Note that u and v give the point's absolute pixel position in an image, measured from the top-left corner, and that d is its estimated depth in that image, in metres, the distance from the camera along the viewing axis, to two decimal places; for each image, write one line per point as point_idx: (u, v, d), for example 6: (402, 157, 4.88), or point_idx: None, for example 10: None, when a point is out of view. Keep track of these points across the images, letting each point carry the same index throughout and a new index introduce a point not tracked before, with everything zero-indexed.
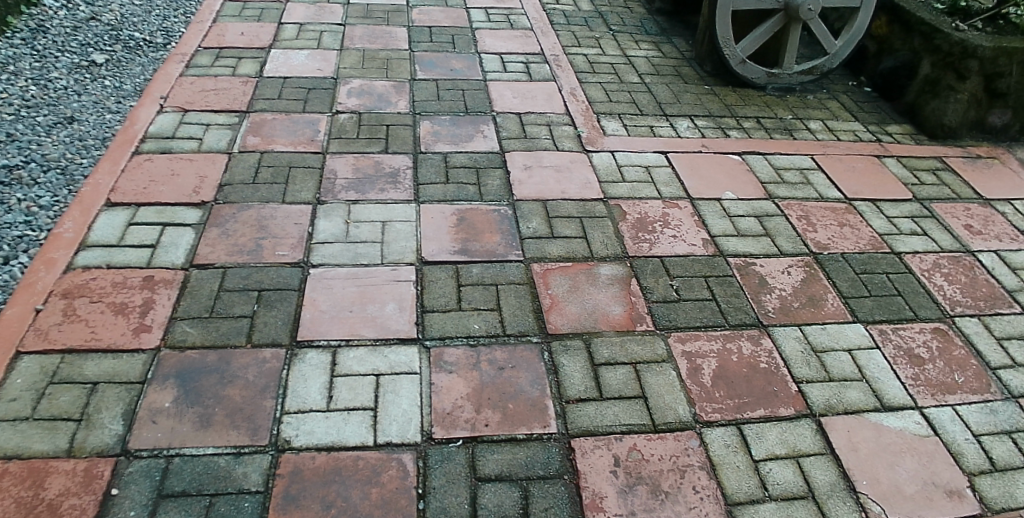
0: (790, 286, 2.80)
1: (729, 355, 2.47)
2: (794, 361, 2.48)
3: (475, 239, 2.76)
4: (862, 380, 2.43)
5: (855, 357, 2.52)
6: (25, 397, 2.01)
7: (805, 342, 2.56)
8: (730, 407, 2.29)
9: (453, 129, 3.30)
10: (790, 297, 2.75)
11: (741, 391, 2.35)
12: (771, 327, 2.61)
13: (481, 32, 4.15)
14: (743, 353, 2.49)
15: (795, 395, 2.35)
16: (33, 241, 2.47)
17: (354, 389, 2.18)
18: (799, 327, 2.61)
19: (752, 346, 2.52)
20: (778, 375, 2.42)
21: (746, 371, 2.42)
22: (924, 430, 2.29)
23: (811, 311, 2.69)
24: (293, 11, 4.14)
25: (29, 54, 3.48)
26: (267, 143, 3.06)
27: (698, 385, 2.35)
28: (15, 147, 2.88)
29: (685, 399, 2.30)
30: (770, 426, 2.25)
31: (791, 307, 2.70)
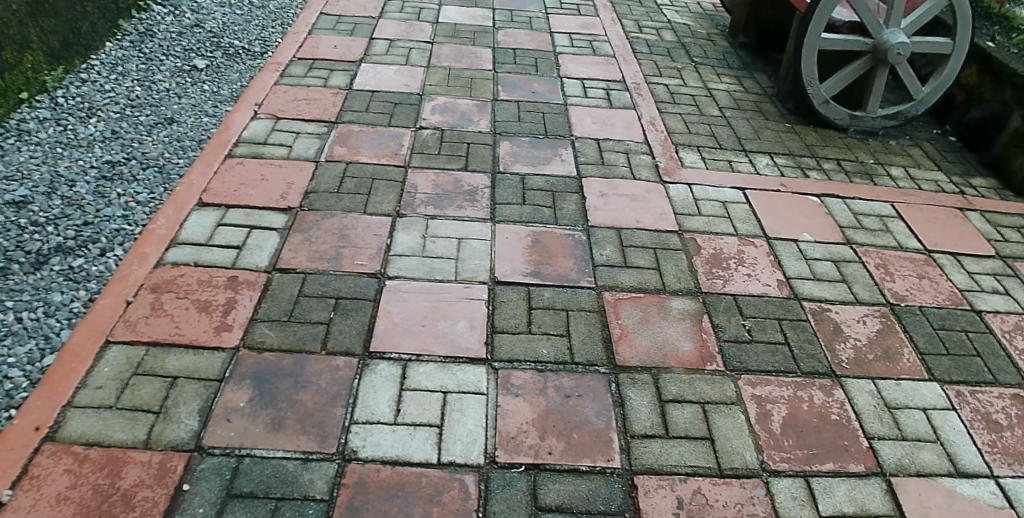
0: (865, 336, 2.69)
1: (800, 403, 2.38)
2: (867, 415, 2.37)
3: (549, 262, 2.74)
4: (936, 442, 2.31)
5: (930, 417, 2.40)
6: (110, 386, 2.09)
7: (878, 396, 2.45)
8: (798, 457, 2.20)
9: (532, 151, 3.30)
10: (865, 348, 2.64)
11: (810, 442, 2.25)
12: (844, 378, 2.50)
13: (565, 56, 4.16)
14: (814, 401, 2.40)
15: (866, 452, 2.25)
16: (129, 235, 2.56)
17: (422, 405, 2.17)
18: (873, 381, 2.50)
19: (824, 396, 2.42)
20: (850, 429, 2.32)
21: (817, 422, 2.33)
22: (999, 500, 2.15)
23: (886, 364, 2.58)
24: (384, 27, 4.23)
25: (137, 56, 3.63)
26: (352, 154, 3.11)
27: (767, 432, 2.26)
28: (120, 144, 3.00)
29: (753, 444, 2.22)
30: (839, 481, 2.14)
31: (865, 359, 2.59)
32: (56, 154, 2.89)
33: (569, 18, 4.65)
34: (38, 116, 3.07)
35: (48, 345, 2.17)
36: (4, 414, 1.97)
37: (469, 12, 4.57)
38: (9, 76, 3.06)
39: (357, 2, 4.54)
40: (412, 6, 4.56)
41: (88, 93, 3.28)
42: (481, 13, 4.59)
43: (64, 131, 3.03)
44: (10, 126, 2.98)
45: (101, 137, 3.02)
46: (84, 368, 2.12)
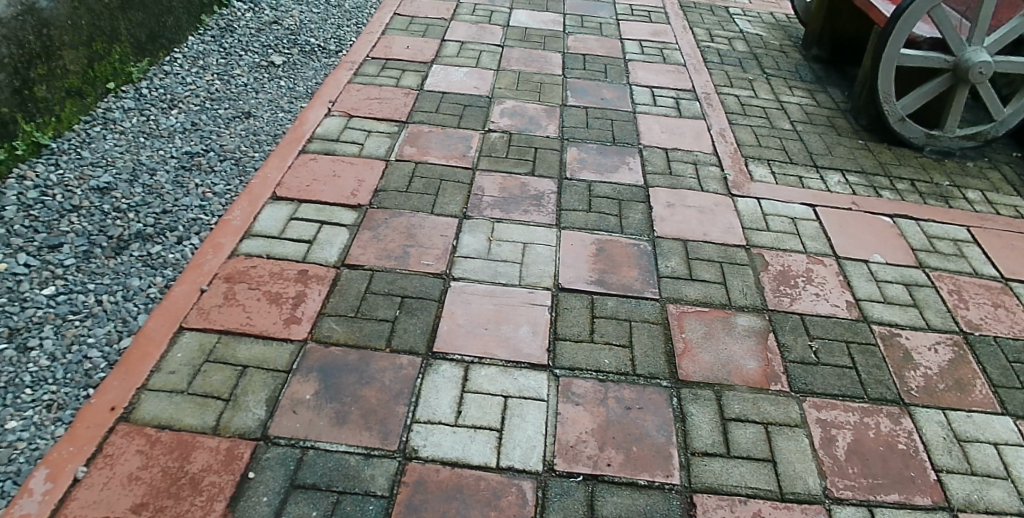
0: (936, 365, 2.56)
1: (866, 430, 2.29)
2: (935, 447, 2.26)
3: (614, 271, 2.71)
4: (1008, 480, 2.18)
5: (1001, 452, 2.27)
6: (183, 371, 2.14)
7: (948, 428, 2.33)
8: (863, 486, 2.12)
9: (600, 158, 3.28)
10: (936, 377, 2.51)
11: (875, 471, 2.17)
12: (912, 407, 2.39)
13: (635, 64, 4.12)
14: (881, 429, 2.30)
15: (933, 485, 2.15)
16: (206, 225, 2.64)
17: (483, 408, 2.17)
18: (943, 412, 2.39)
19: (891, 424, 2.32)
20: (916, 459, 2.22)
21: (883, 450, 2.23)
22: None
23: (957, 395, 2.45)
24: (456, 29, 4.26)
25: (217, 51, 3.75)
26: (422, 154, 3.13)
27: (830, 457, 2.19)
28: (199, 136, 3.09)
29: (816, 469, 2.15)
30: (903, 513, 2.06)
31: (936, 388, 2.47)
32: (139, 143, 3.00)
33: (639, 25, 4.62)
34: (123, 107, 3.21)
35: (126, 327, 2.25)
36: (83, 393, 2.05)
37: (540, 16, 4.57)
38: (98, 67, 3.20)
39: (430, 4, 4.59)
40: (484, 9, 4.58)
41: (171, 86, 3.41)
42: (552, 17, 4.58)
43: (147, 121, 3.14)
44: (97, 115, 3.12)
45: (181, 128, 3.12)
46: (158, 352, 2.18)
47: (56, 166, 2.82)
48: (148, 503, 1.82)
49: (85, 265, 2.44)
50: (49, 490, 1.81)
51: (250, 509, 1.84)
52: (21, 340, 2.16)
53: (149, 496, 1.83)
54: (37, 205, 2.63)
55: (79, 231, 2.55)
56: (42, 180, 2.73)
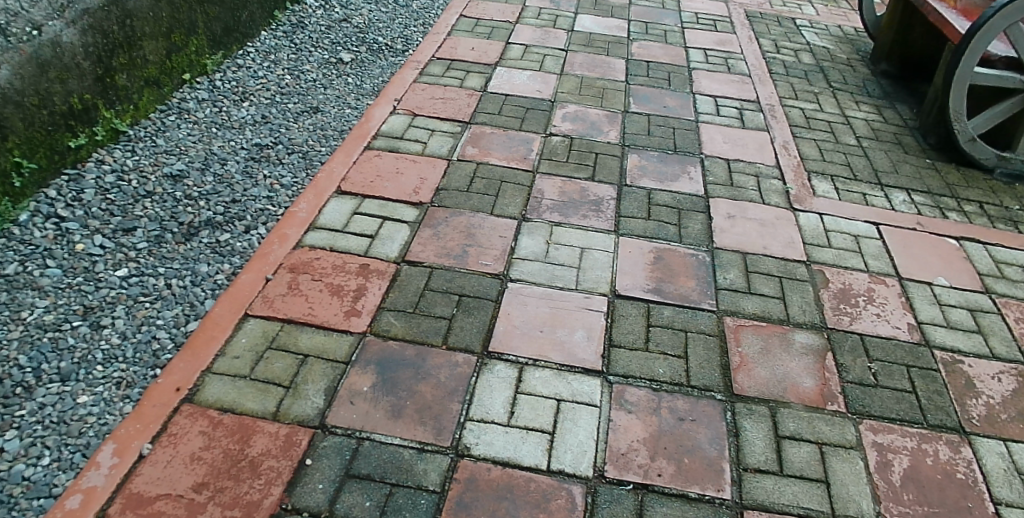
0: (1000, 395, 2.44)
1: (923, 456, 2.21)
2: (996, 479, 2.16)
3: (671, 280, 2.68)
4: None
5: None
6: (246, 357, 2.20)
7: (1010, 460, 2.23)
8: (918, 514, 2.04)
9: (660, 166, 3.25)
10: (999, 406, 2.40)
11: (932, 499, 2.08)
12: (973, 436, 2.29)
13: (699, 72, 4.08)
14: (939, 457, 2.21)
15: None
16: (273, 215, 2.71)
17: (536, 410, 2.18)
18: (1005, 443, 2.28)
19: (950, 453, 2.23)
20: (974, 490, 2.12)
21: (940, 478, 2.15)
22: None
23: (1022, 427, 2.33)
24: (521, 32, 4.29)
25: (288, 47, 3.85)
26: (483, 154, 3.16)
27: (886, 482, 2.11)
28: (268, 128, 3.18)
29: (871, 493, 2.08)
30: None
31: (999, 418, 2.36)
32: (211, 134, 3.10)
33: (704, 33, 4.57)
34: (197, 97, 3.32)
35: (193, 312, 2.32)
36: (150, 372, 2.12)
37: (605, 22, 4.57)
38: (176, 58, 3.31)
39: (496, 6, 4.62)
40: (549, 13, 4.60)
41: (243, 79, 3.51)
42: (616, 23, 4.57)
43: (219, 113, 3.25)
44: (173, 105, 3.24)
45: (252, 121, 3.21)
46: (223, 337, 2.25)
47: (132, 152, 2.94)
48: (209, 482, 1.87)
49: (157, 249, 2.53)
50: (116, 464, 1.88)
51: (306, 494, 1.88)
52: (94, 318, 2.25)
53: (210, 476, 1.89)
54: (114, 189, 2.74)
55: (153, 216, 2.65)
56: (119, 165, 2.85)
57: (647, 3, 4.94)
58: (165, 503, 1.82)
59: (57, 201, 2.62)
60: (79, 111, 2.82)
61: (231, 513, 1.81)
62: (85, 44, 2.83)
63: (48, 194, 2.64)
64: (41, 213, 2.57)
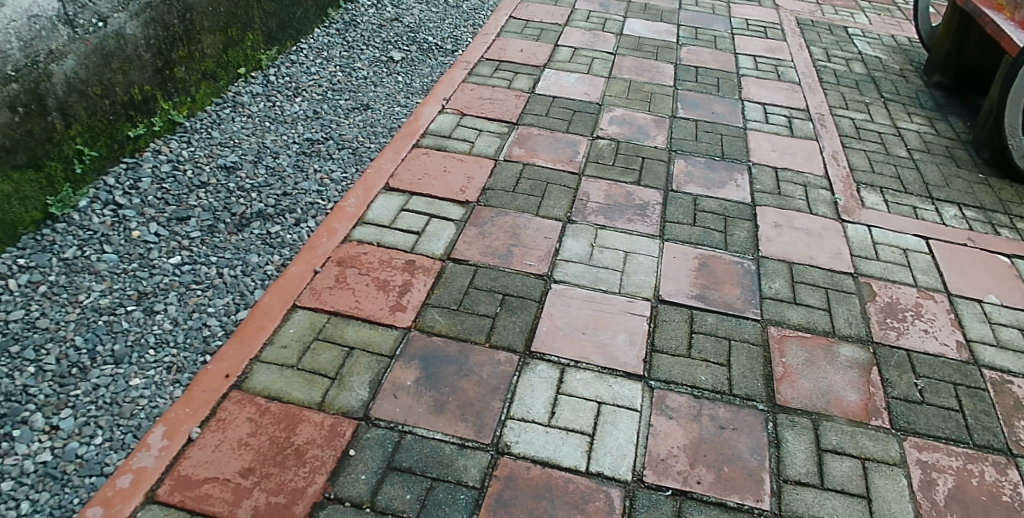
0: None
1: (969, 477, 2.14)
2: None
3: (715, 287, 2.66)
4: None
5: None
6: (293, 347, 2.25)
7: None
8: None
9: (707, 173, 3.23)
10: None
11: None
12: (1022, 458, 2.22)
13: (748, 79, 4.05)
14: (985, 478, 2.15)
15: None
16: (322, 209, 2.76)
17: (576, 411, 2.18)
18: None
19: (997, 474, 2.16)
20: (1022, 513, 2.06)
21: (986, 500, 2.09)
22: None
23: None
24: (570, 35, 4.29)
25: (341, 44, 3.92)
26: (530, 155, 3.18)
27: (929, 500, 2.06)
28: (319, 124, 3.24)
29: (914, 512, 2.03)
30: None
31: None
32: (264, 127, 3.17)
33: (755, 40, 4.53)
34: (251, 92, 3.40)
35: (243, 301, 2.37)
36: (201, 358, 2.17)
37: (654, 26, 4.55)
38: (232, 53, 3.39)
39: (545, 9, 4.64)
40: (598, 16, 4.60)
41: (296, 75, 3.59)
42: (665, 28, 4.55)
43: (272, 107, 3.32)
44: (227, 98, 3.32)
45: (304, 116, 3.28)
46: (271, 326, 2.30)
47: (188, 143, 3.01)
48: (255, 468, 1.92)
49: (209, 238, 2.59)
50: (166, 446, 1.93)
51: (349, 484, 1.91)
52: (148, 303, 2.31)
53: (256, 462, 1.93)
54: (170, 179, 2.81)
55: (206, 206, 2.71)
56: (175, 155, 2.93)
57: (697, 9, 4.91)
58: (213, 486, 1.86)
59: (115, 189, 2.71)
60: (139, 102, 2.90)
61: (276, 499, 1.85)
62: (146, 37, 2.91)
63: (107, 181, 2.72)
64: (100, 200, 2.65)
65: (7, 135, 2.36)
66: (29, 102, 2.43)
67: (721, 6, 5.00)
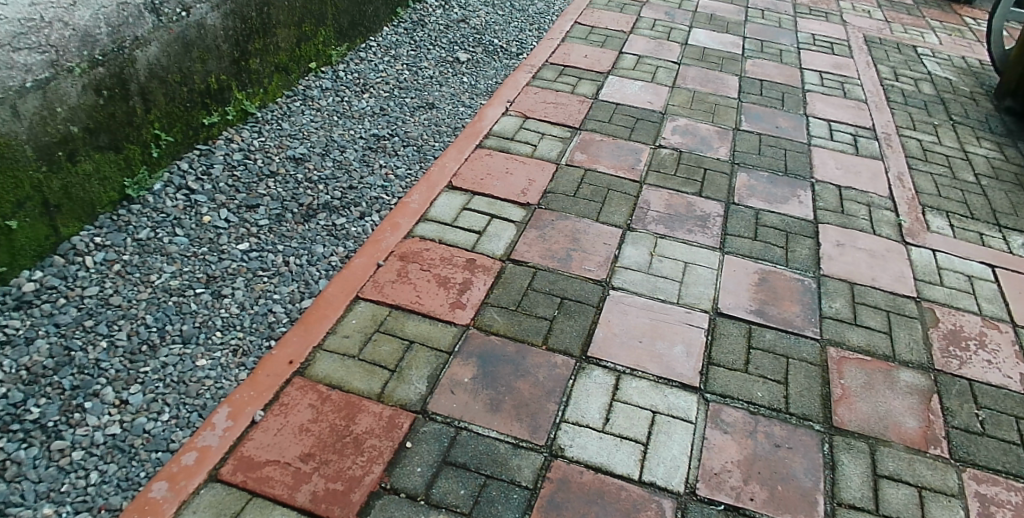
0: None
1: None
2: None
3: (775, 303, 2.63)
4: None
5: None
6: (355, 337, 2.28)
7: None
8: None
9: (770, 187, 3.19)
10: None
11: None
12: None
13: (813, 95, 3.99)
14: None
15: None
16: (386, 204, 2.81)
17: (631, 419, 2.17)
18: None
19: None
20: None
21: None
22: None
23: None
24: (635, 42, 4.29)
25: (408, 43, 3.98)
26: (591, 161, 3.18)
27: None
28: (385, 120, 3.29)
29: None
30: None
31: None
32: (332, 122, 3.23)
33: (821, 56, 4.47)
34: (321, 86, 3.48)
35: (307, 290, 2.42)
36: (265, 343, 2.22)
37: (719, 37, 4.52)
38: (304, 47, 3.47)
39: (610, 15, 4.64)
40: (663, 25, 4.59)
41: (364, 71, 3.65)
42: (731, 39, 4.52)
43: (341, 103, 3.38)
44: (298, 92, 3.40)
45: (371, 112, 3.34)
46: (334, 316, 2.33)
47: (259, 133, 3.10)
48: (315, 454, 1.95)
49: (277, 227, 2.65)
50: (229, 427, 1.97)
51: (404, 476, 1.93)
52: (216, 287, 2.37)
53: (316, 448, 1.96)
54: (240, 167, 2.89)
55: (275, 196, 2.77)
56: (246, 145, 3.01)
57: (763, 21, 4.86)
58: (274, 469, 1.90)
59: (189, 174, 2.79)
60: (214, 91, 2.98)
61: (334, 485, 1.88)
62: (225, 28, 2.99)
63: (181, 166, 2.81)
64: (174, 184, 2.73)
65: (92, 117, 2.44)
66: (113, 86, 2.51)
67: (788, 20, 4.95)
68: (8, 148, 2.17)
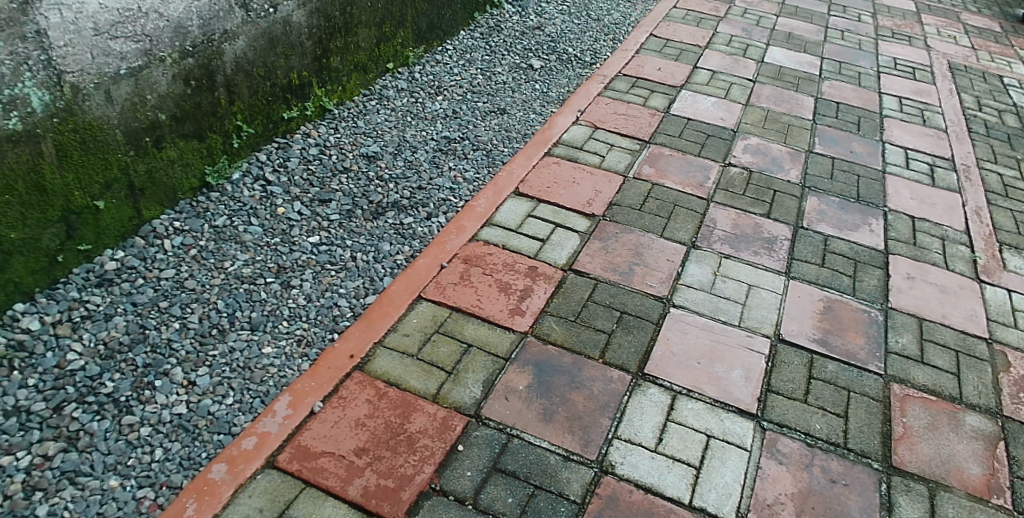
0: None
1: None
2: None
3: (840, 334, 2.55)
4: None
5: None
6: (415, 336, 2.29)
7: None
8: None
9: (841, 214, 3.11)
10: None
11: None
12: None
13: (891, 121, 3.88)
14: None
15: None
16: (453, 207, 2.82)
17: (685, 441, 2.13)
18: None
19: None
20: None
21: None
22: None
23: None
24: (710, 57, 4.23)
25: (484, 48, 4.00)
26: (659, 176, 3.14)
27: None
28: (457, 123, 3.31)
29: None
30: None
31: None
32: (405, 122, 3.27)
33: (902, 81, 4.33)
34: (397, 87, 3.51)
35: (372, 286, 2.44)
36: (329, 335, 2.25)
37: (796, 56, 4.42)
38: (383, 47, 3.52)
39: (686, 28, 4.58)
40: (740, 42, 4.51)
41: (439, 74, 3.68)
42: (808, 59, 4.42)
43: (415, 103, 3.41)
44: (374, 91, 3.45)
45: (443, 114, 3.36)
46: (396, 314, 2.35)
47: (334, 130, 3.15)
48: (369, 449, 1.96)
49: (347, 222, 2.68)
50: (289, 415, 2.00)
51: (454, 479, 1.93)
52: (285, 277, 2.41)
53: (370, 444, 1.98)
54: (315, 161, 2.94)
55: (346, 191, 2.81)
56: (322, 140, 3.07)
57: (843, 43, 4.74)
58: (329, 460, 1.92)
59: (266, 166, 2.85)
60: (296, 86, 3.05)
61: (385, 482, 1.89)
62: (310, 26, 3.05)
63: (259, 157, 2.87)
64: (251, 175, 2.80)
65: (179, 106, 2.52)
66: (201, 77, 2.58)
67: (869, 42, 4.81)
68: (101, 132, 2.26)
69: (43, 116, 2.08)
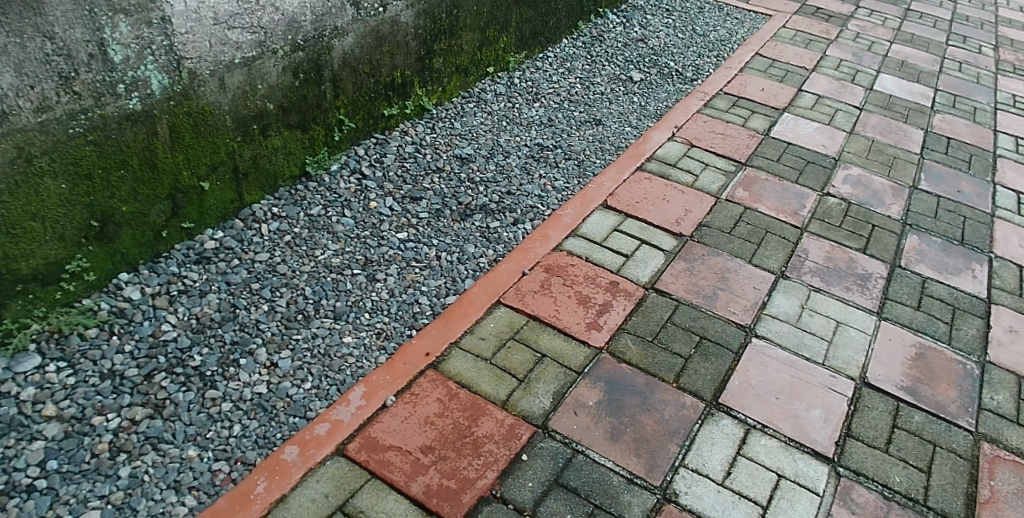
0: None
1: None
2: None
3: (932, 384, 2.41)
4: None
5: None
6: (491, 340, 2.29)
7: None
8: None
9: (942, 256, 2.94)
10: None
11: None
12: None
13: (1006, 162, 3.64)
14: None
15: None
16: (540, 214, 2.82)
17: (754, 478, 2.04)
18: None
19: None
20: None
21: None
22: None
23: None
24: (816, 81, 4.07)
25: (584, 57, 3.98)
26: (753, 200, 3.05)
27: None
28: (551, 130, 3.30)
29: None
30: None
31: None
32: (501, 126, 3.28)
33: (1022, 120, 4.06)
34: (495, 91, 3.53)
35: (453, 286, 2.46)
36: (407, 331, 2.28)
37: (908, 86, 4.21)
38: (485, 51, 3.54)
39: (794, 49, 4.43)
40: (849, 67, 4.32)
41: (538, 80, 3.68)
42: (921, 90, 4.20)
43: (511, 108, 3.42)
44: (473, 94, 3.47)
45: (539, 121, 3.36)
46: (474, 316, 2.36)
47: (432, 129, 3.19)
48: (435, 448, 1.96)
49: (435, 221, 2.71)
50: (362, 406, 2.03)
51: (515, 488, 1.91)
52: (371, 270, 2.45)
53: (437, 443, 1.98)
54: (411, 159, 2.98)
55: (437, 191, 2.84)
56: (418, 138, 3.10)
57: (960, 75, 4.48)
58: (395, 455, 1.93)
59: (363, 159, 2.91)
60: (398, 84, 3.09)
61: (447, 483, 1.88)
62: (417, 26, 3.09)
63: (357, 151, 2.93)
64: (348, 167, 2.86)
65: (287, 96, 2.60)
66: (310, 70, 2.65)
67: (988, 77, 4.53)
68: (212, 117, 2.35)
69: (161, 98, 2.18)
